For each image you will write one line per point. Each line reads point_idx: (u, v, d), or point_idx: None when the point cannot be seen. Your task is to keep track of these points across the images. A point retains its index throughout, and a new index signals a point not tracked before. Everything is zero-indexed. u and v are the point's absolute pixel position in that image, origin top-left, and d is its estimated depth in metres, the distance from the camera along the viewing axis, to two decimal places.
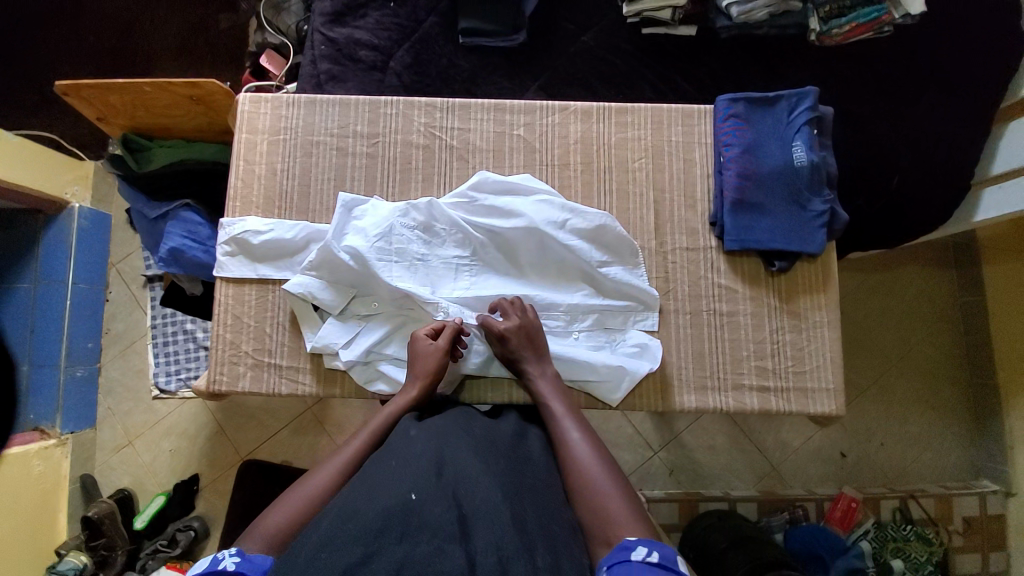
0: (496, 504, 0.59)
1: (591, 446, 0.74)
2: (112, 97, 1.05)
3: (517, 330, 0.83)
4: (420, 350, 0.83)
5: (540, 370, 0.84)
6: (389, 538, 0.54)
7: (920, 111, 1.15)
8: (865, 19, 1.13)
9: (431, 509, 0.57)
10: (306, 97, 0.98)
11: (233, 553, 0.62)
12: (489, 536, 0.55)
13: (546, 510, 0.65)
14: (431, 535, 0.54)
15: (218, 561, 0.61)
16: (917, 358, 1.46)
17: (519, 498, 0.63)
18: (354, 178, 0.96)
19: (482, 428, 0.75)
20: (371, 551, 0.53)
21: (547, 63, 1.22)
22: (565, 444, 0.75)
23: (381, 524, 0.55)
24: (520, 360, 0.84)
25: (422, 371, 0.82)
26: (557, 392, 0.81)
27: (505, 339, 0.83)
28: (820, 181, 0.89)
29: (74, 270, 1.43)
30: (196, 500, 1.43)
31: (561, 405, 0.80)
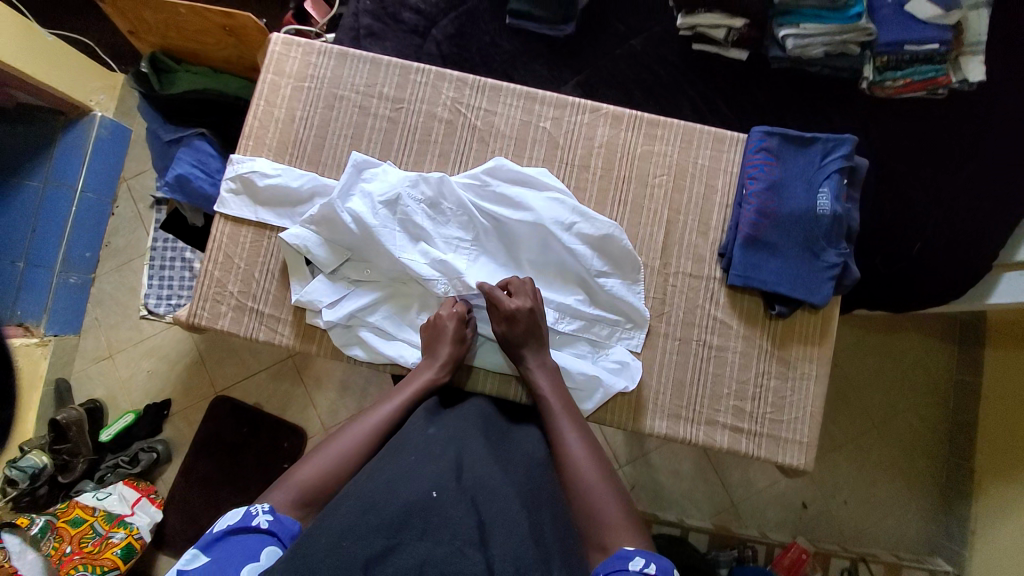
0: (515, 513, 0.60)
1: (589, 450, 0.73)
2: (147, 13, 1.04)
3: (527, 314, 0.82)
4: (442, 327, 0.83)
5: (540, 362, 0.82)
6: (410, 534, 0.54)
7: (959, 182, 1.11)
8: (921, 77, 1.10)
9: (452, 510, 0.58)
10: (338, 49, 0.96)
11: (267, 511, 0.63)
12: (509, 546, 0.56)
13: (547, 516, 0.65)
14: (451, 537, 0.54)
15: (252, 516, 0.62)
16: (901, 427, 1.44)
17: (536, 509, 0.65)
18: (371, 139, 0.95)
19: (498, 433, 0.76)
20: (394, 544, 0.53)
21: (589, 60, 1.19)
22: (562, 444, 0.74)
23: (403, 518, 0.56)
24: (523, 350, 0.82)
25: (444, 350, 0.82)
26: (554, 387, 0.80)
27: (511, 320, 0.82)
28: (839, 233, 0.86)
29: (86, 177, 1.42)
30: (164, 425, 1.45)
31: (560, 403, 0.79)
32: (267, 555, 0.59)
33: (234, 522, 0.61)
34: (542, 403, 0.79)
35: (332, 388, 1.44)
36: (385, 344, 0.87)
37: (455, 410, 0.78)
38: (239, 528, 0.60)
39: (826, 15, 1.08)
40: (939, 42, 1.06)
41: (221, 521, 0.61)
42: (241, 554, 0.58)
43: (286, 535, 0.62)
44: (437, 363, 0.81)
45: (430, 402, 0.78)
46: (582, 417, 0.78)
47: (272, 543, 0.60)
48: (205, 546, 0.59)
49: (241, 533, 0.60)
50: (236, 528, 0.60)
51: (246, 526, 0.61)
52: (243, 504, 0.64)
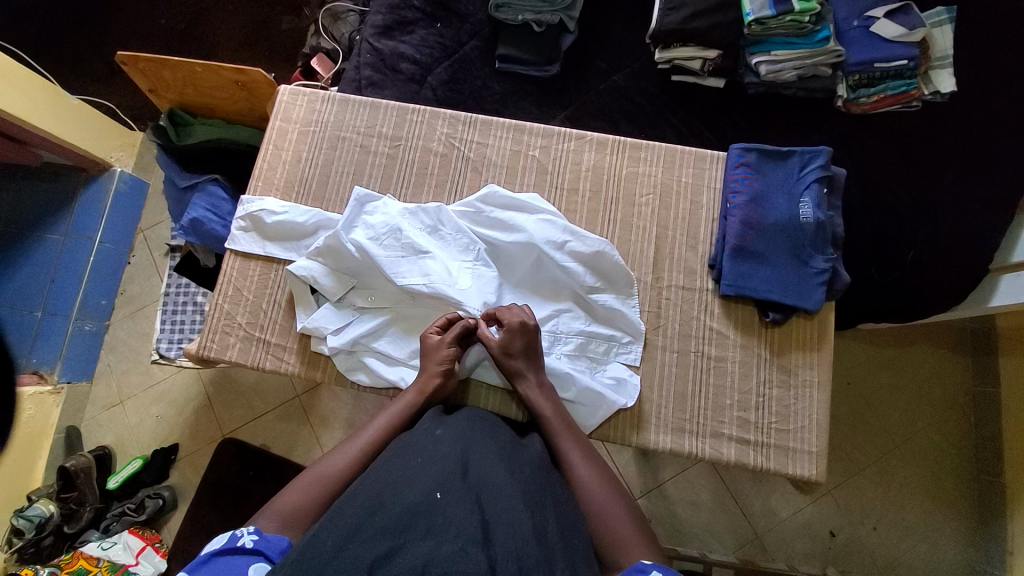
0: (519, 511, 0.58)
1: (594, 469, 0.74)
2: (166, 73, 1.14)
3: (520, 328, 0.82)
4: (429, 346, 0.84)
5: (539, 382, 0.82)
6: (414, 534, 0.53)
7: (943, 188, 1.14)
8: (894, 92, 1.15)
9: (455, 510, 0.56)
10: (340, 96, 1.04)
11: (251, 531, 0.63)
12: (512, 543, 0.54)
13: (555, 516, 0.62)
14: (454, 535, 0.52)
15: (236, 538, 0.62)
16: (922, 444, 1.39)
17: (541, 509, 0.62)
18: (371, 174, 1.01)
19: (508, 436, 0.75)
20: (399, 544, 0.52)
21: (575, 96, 1.27)
22: (568, 465, 0.75)
23: (407, 519, 0.55)
24: (518, 365, 0.82)
25: (433, 365, 0.82)
26: (557, 409, 0.80)
27: (508, 347, 0.82)
28: (824, 240, 0.89)
29: (104, 229, 1.50)
30: (171, 469, 1.44)
31: (563, 425, 0.79)
32: (254, 570, 0.58)
33: (219, 545, 0.61)
34: (543, 422, 0.80)
35: (339, 425, 1.44)
36: (388, 368, 0.89)
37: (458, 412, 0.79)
38: (224, 549, 0.61)
39: (796, 41, 1.16)
40: (907, 58, 1.13)
41: (206, 547, 0.62)
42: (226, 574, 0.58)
43: (274, 552, 0.62)
44: (424, 374, 0.82)
45: (435, 408, 0.80)
46: (586, 436, 0.79)
47: (260, 560, 0.60)
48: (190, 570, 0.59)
49: (226, 555, 0.60)
50: (221, 550, 0.61)
51: (230, 548, 0.61)
52: (229, 531, 0.65)
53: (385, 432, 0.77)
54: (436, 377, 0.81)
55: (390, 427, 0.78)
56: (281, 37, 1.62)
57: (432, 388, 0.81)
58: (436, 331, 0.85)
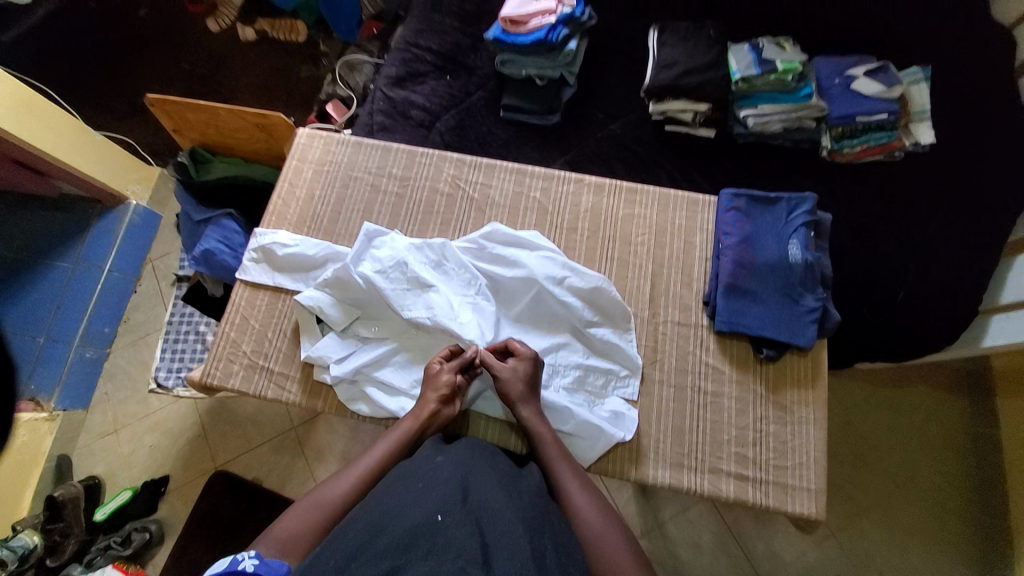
0: (518, 537, 0.58)
1: (592, 501, 0.73)
2: (191, 114, 1.22)
3: (528, 359, 0.86)
4: (430, 374, 0.85)
5: (535, 412, 0.83)
6: (415, 554, 0.53)
7: (925, 233, 1.19)
8: (875, 143, 1.23)
9: (455, 531, 0.56)
10: (354, 139, 1.11)
11: (252, 555, 0.62)
12: (512, 566, 0.53)
13: (554, 544, 0.62)
14: (455, 555, 0.52)
15: (236, 562, 0.61)
16: (927, 487, 1.36)
17: (540, 536, 0.61)
18: (380, 211, 1.06)
19: (507, 465, 0.75)
20: (400, 563, 0.52)
21: (574, 142, 1.35)
22: (566, 496, 0.74)
23: (408, 540, 0.54)
24: (517, 395, 0.83)
25: (430, 392, 0.83)
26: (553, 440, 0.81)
27: (504, 377, 0.84)
28: (814, 280, 0.93)
29: (114, 258, 1.54)
30: (160, 502, 1.40)
31: (559, 456, 0.79)
32: None
33: (221, 568, 0.61)
34: (540, 453, 0.80)
35: (334, 458, 1.42)
36: (388, 399, 0.90)
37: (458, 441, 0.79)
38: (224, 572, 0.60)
39: (781, 96, 1.24)
40: (887, 112, 1.21)
41: (210, 569, 0.62)
42: None
43: None
44: (424, 402, 0.83)
45: (435, 437, 0.80)
46: (583, 469, 0.79)
47: None
48: None
49: None
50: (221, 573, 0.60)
51: (231, 571, 0.60)
52: (231, 555, 0.64)
53: (385, 461, 0.77)
54: (431, 404, 0.83)
55: (391, 456, 0.78)
56: (300, 84, 1.73)
57: (425, 416, 0.82)
58: (440, 359, 0.87)
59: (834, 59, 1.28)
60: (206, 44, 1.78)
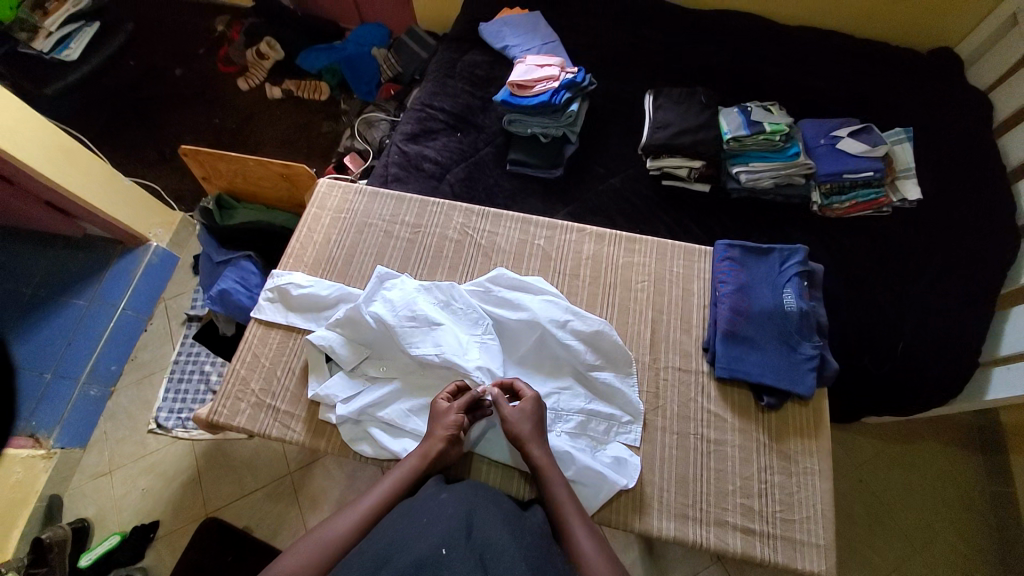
0: None
1: (599, 548, 0.73)
2: (221, 164, 1.31)
3: (532, 403, 0.86)
4: (438, 411, 0.86)
5: (545, 454, 0.82)
6: None
7: (917, 286, 1.23)
8: (864, 199, 1.30)
9: (459, 566, 0.57)
10: (371, 189, 1.19)
11: None
12: None
13: None
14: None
15: None
16: (947, 550, 1.30)
17: None
18: (392, 256, 1.11)
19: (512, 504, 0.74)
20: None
21: (576, 195, 1.43)
22: (572, 542, 0.73)
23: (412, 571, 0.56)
24: (523, 434, 0.83)
25: (440, 430, 0.83)
26: (562, 482, 0.80)
27: (513, 420, 0.84)
28: (810, 328, 0.95)
29: (129, 297, 1.59)
30: (147, 550, 1.36)
31: (567, 499, 0.78)
32: None
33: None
34: (548, 497, 0.78)
35: (329, 506, 1.38)
36: (392, 440, 0.91)
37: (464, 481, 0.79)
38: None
39: (770, 155, 1.33)
40: (872, 171, 1.28)
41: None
42: None
43: None
44: (431, 439, 0.83)
45: (437, 477, 0.81)
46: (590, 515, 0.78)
47: None
48: None
49: None
50: None
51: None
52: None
53: (389, 498, 0.78)
54: (440, 443, 0.82)
55: (396, 492, 0.78)
56: (321, 138, 1.87)
57: (435, 453, 0.82)
58: (444, 398, 0.88)
59: (819, 123, 1.38)
60: (237, 102, 1.94)
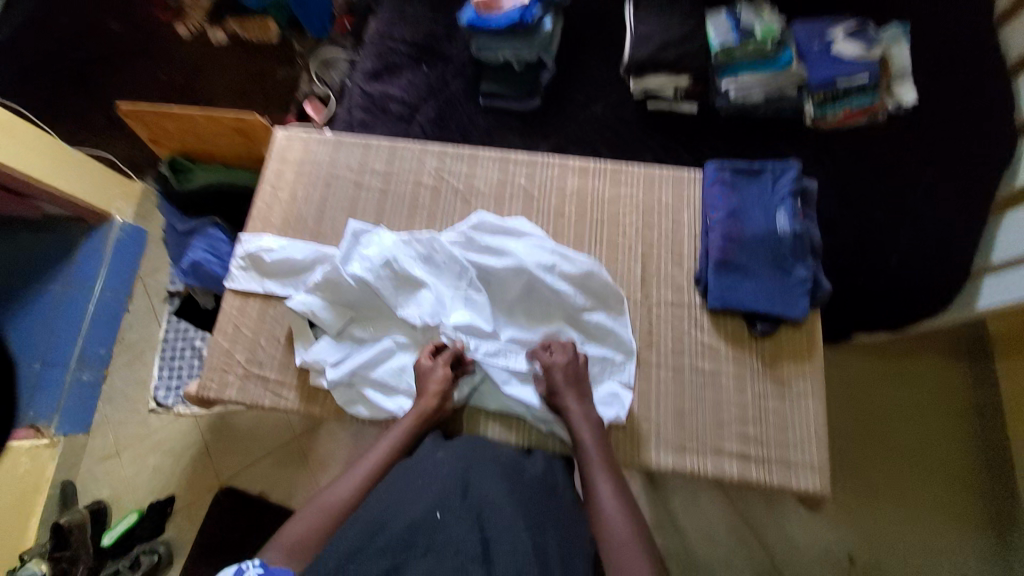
0: (518, 530, 0.63)
1: (622, 504, 0.72)
2: (167, 123, 1.19)
3: (564, 363, 0.86)
4: (422, 372, 0.86)
5: (583, 410, 0.83)
6: (415, 551, 0.60)
7: (912, 196, 1.19)
8: (856, 106, 1.22)
9: (454, 529, 0.62)
10: (333, 137, 1.09)
11: (257, 564, 0.60)
12: (511, 559, 0.60)
13: (554, 532, 0.67)
14: (453, 554, 0.60)
15: (241, 572, 0.59)
16: (938, 457, 1.38)
17: (542, 531, 0.65)
18: (365, 209, 1.05)
19: (510, 456, 0.75)
20: (400, 560, 0.60)
21: (557, 127, 1.33)
22: (594, 498, 0.74)
23: (409, 537, 0.61)
24: (562, 397, 0.84)
25: (431, 386, 0.85)
26: (593, 438, 0.80)
27: (551, 372, 0.86)
28: (803, 248, 0.93)
29: (104, 278, 1.52)
30: (167, 525, 1.41)
31: (595, 454, 0.78)
32: None
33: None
34: (580, 451, 0.79)
35: (341, 464, 1.42)
36: (387, 398, 0.90)
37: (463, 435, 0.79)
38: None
39: (760, 64, 1.23)
40: (867, 74, 1.20)
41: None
42: None
43: None
44: (421, 402, 0.83)
45: (434, 433, 0.81)
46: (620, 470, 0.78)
47: None
48: None
49: None
50: None
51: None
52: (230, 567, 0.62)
53: (388, 460, 0.78)
54: (434, 399, 0.84)
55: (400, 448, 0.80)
56: (276, 86, 1.70)
57: (429, 410, 0.83)
58: (428, 355, 0.88)
59: (810, 24, 1.26)
60: (176, 51, 1.74)
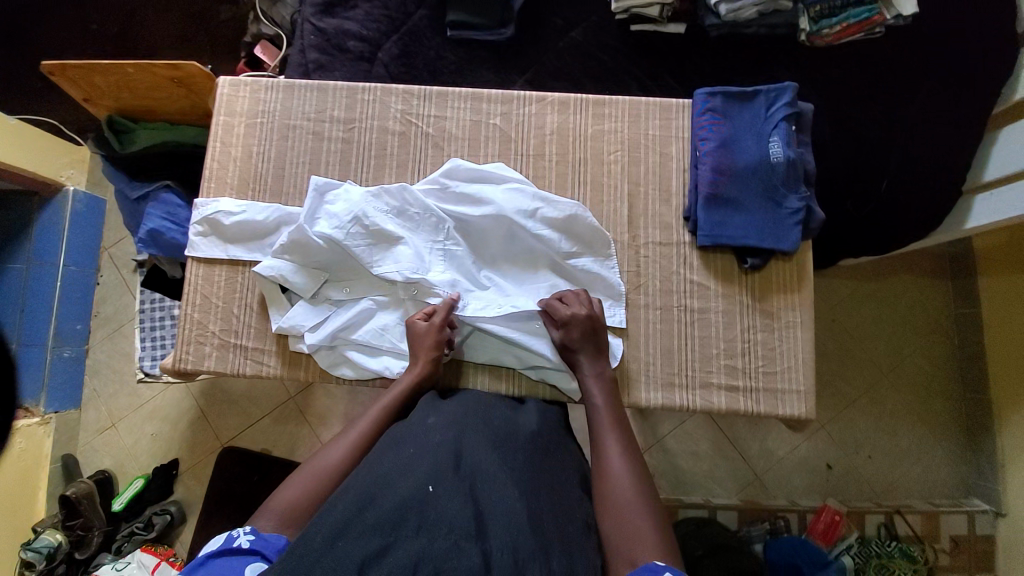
0: (514, 501, 0.60)
1: (628, 462, 0.72)
2: (97, 79, 1.07)
3: (583, 318, 0.83)
4: (416, 333, 0.83)
5: (597, 370, 0.82)
6: (406, 530, 0.54)
7: (910, 114, 1.12)
8: (855, 19, 1.11)
9: (447, 503, 0.58)
10: (285, 82, 0.98)
11: (248, 531, 0.63)
12: (506, 535, 0.56)
13: (549, 499, 0.65)
14: (448, 530, 0.55)
15: (233, 539, 0.62)
16: (911, 370, 1.42)
17: (536, 496, 0.64)
18: (329, 162, 0.96)
19: (502, 419, 0.75)
20: (389, 541, 0.53)
21: (534, 58, 1.22)
22: (602, 458, 0.73)
23: (398, 515, 0.55)
24: (579, 353, 0.83)
25: (426, 348, 0.82)
26: (605, 397, 0.80)
27: (567, 327, 0.83)
28: (797, 178, 0.88)
29: (66, 252, 1.43)
30: (174, 485, 1.43)
31: (606, 413, 0.78)
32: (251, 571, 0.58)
33: (217, 546, 0.61)
34: (591, 411, 0.79)
35: (338, 421, 1.43)
36: (371, 359, 0.88)
37: (456, 397, 0.79)
38: (221, 551, 0.60)
39: None
40: None
41: (204, 548, 0.61)
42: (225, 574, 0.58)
43: (272, 550, 0.62)
44: (419, 360, 0.81)
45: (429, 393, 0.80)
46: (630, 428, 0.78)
47: (257, 560, 0.60)
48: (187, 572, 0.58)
49: (224, 556, 0.60)
50: (219, 551, 0.60)
51: (227, 549, 0.61)
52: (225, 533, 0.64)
53: (377, 426, 0.77)
54: (430, 361, 0.81)
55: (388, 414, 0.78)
56: (222, 28, 1.53)
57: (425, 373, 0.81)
58: (421, 317, 0.84)
59: None
60: None
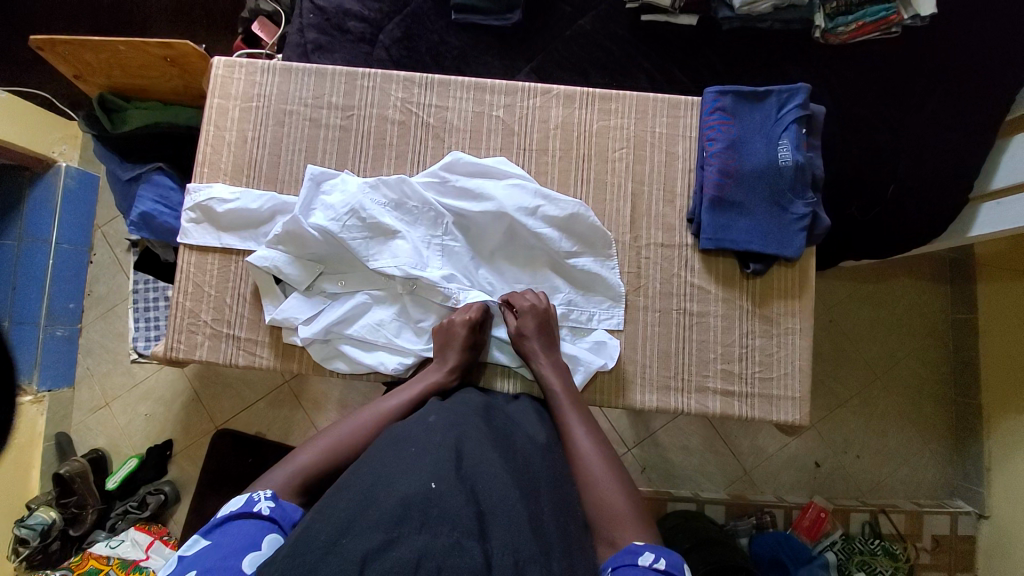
0: (515, 501, 0.59)
1: (595, 444, 0.74)
2: (88, 54, 1.03)
3: (536, 310, 0.84)
4: (458, 333, 0.83)
5: (551, 358, 0.83)
6: (410, 526, 0.53)
7: (922, 118, 1.10)
8: (871, 18, 1.08)
9: (450, 501, 0.56)
10: (282, 65, 0.95)
11: (268, 497, 0.63)
12: (508, 537, 0.55)
13: (549, 496, 0.65)
14: (451, 528, 0.54)
15: (253, 502, 0.62)
16: (903, 373, 1.43)
17: (536, 497, 0.63)
18: (326, 151, 0.94)
19: (502, 420, 0.75)
20: (393, 537, 0.52)
21: (540, 45, 1.18)
22: (570, 441, 0.75)
23: (401, 512, 0.54)
24: (533, 345, 0.83)
25: (455, 352, 0.82)
26: (563, 383, 0.81)
27: (522, 317, 0.84)
28: (805, 182, 0.86)
29: (59, 229, 1.41)
30: (168, 466, 1.43)
31: (566, 398, 0.80)
32: (270, 541, 0.59)
33: (236, 508, 0.61)
34: (552, 399, 0.80)
35: (332, 407, 1.43)
36: (366, 354, 0.87)
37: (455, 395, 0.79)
38: (240, 513, 0.61)
39: None
40: None
41: (221, 509, 0.62)
42: (244, 538, 0.58)
43: (287, 522, 0.63)
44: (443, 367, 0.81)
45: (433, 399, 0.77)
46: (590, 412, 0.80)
47: (274, 530, 0.61)
48: (205, 531, 0.59)
49: (243, 518, 0.60)
50: (237, 513, 0.61)
51: (246, 512, 0.61)
52: (243, 494, 0.65)
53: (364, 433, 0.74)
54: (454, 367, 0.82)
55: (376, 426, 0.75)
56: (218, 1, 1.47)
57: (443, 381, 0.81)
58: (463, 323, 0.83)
59: None
60: None
